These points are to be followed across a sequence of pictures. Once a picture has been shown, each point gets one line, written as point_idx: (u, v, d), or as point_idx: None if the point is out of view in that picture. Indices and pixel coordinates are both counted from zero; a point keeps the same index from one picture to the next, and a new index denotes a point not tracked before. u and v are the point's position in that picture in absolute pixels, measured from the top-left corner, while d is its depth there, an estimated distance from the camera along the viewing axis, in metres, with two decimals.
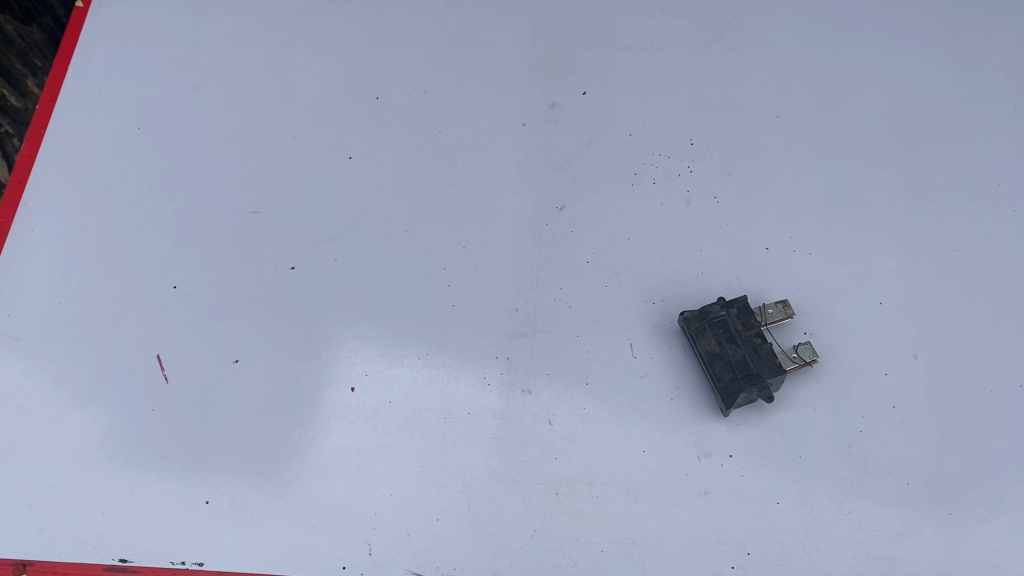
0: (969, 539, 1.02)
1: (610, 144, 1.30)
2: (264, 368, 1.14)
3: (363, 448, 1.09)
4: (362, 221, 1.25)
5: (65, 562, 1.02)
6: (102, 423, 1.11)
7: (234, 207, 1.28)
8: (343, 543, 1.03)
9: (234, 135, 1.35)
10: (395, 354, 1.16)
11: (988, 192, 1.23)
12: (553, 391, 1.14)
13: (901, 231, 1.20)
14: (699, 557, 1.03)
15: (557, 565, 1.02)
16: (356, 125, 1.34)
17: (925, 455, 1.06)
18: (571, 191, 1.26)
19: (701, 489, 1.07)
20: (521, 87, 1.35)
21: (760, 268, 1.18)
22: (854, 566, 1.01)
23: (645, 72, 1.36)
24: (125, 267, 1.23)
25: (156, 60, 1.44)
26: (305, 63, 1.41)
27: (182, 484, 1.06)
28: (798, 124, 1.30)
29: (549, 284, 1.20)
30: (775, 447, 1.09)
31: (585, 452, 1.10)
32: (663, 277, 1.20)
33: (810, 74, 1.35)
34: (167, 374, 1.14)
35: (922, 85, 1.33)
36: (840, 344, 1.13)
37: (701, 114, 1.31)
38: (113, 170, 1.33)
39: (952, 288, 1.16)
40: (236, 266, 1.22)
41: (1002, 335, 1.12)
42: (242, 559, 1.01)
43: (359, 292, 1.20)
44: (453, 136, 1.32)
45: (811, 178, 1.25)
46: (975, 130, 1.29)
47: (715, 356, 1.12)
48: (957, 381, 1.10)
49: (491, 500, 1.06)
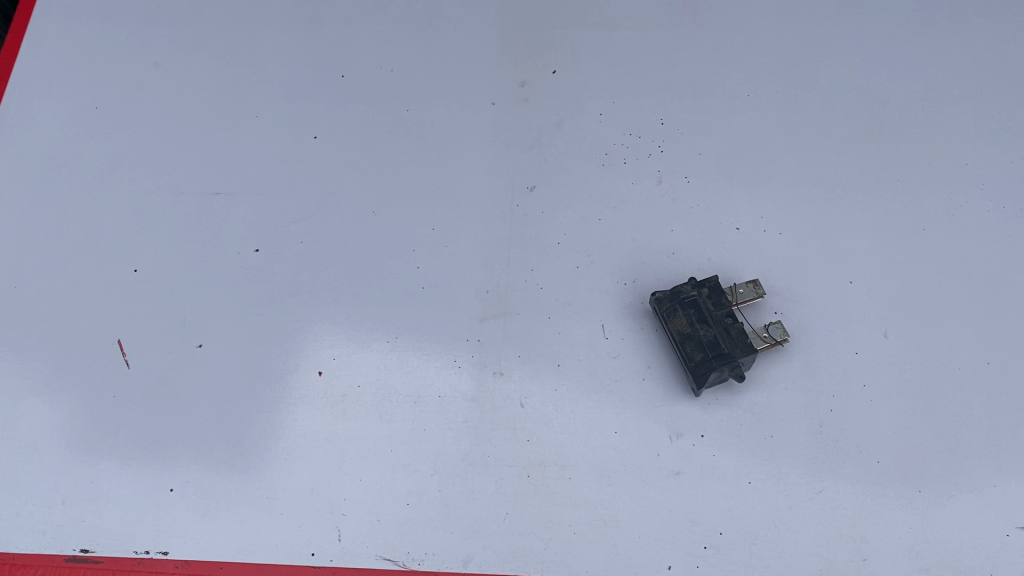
0: (939, 517, 1.02)
1: (581, 123, 1.35)
2: (227, 353, 1.16)
3: (331, 433, 1.10)
4: (330, 202, 1.28)
5: (22, 553, 1.03)
6: (60, 410, 1.12)
7: (197, 189, 1.31)
8: (311, 529, 1.03)
9: (198, 115, 1.38)
10: (363, 338, 1.17)
11: (946, 169, 1.29)
12: (524, 373, 1.13)
13: (867, 209, 1.26)
14: (672, 538, 1.01)
15: (529, 549, 1.01)
16: (324, 103, 1.38)
17: (896, 433, 1.08)
18: (541, 172, 1.30)
19: (674, 469, 1.06)
20: (499, 73, 1.40)
21: (731, 247, 1.22)
22: (825, 546, 1.01)
23: (619, 58, 1.42)
24: (84, 251, 1.25)
25: (115, 39, 1.46)
26: (271, 42, 1.45)
27: (145, 472, 1.08)
28: (766, 102, 1.37)
29: (521, 265, 1.21)
30: (746, 427, 1.08)
31: (557, 434, 1.09)
32: (634, 258, 1.22)
33: (777, 58, 1.41)
34: (128, 359, 1.16)
35: (887, 67, 1.40)
36: (810, 323, 1.16)
37: (671, 93, 1.38)
38: (70, 150, 1.35)
39: (920, 267, 1.20)
40: (201, 251, 1.25)
41: (967, 313, 1.16)
42: (208, 548, 1.03)
43: (333, 278, 1.22)
44: (424, 114, 1.37)
45: (780, 159, 1.31)
46: (937, 109, 1.35)
47: (687, 335, 1.10)
48: (924, 360, 1.13)
49: (462, 484, 1.05)
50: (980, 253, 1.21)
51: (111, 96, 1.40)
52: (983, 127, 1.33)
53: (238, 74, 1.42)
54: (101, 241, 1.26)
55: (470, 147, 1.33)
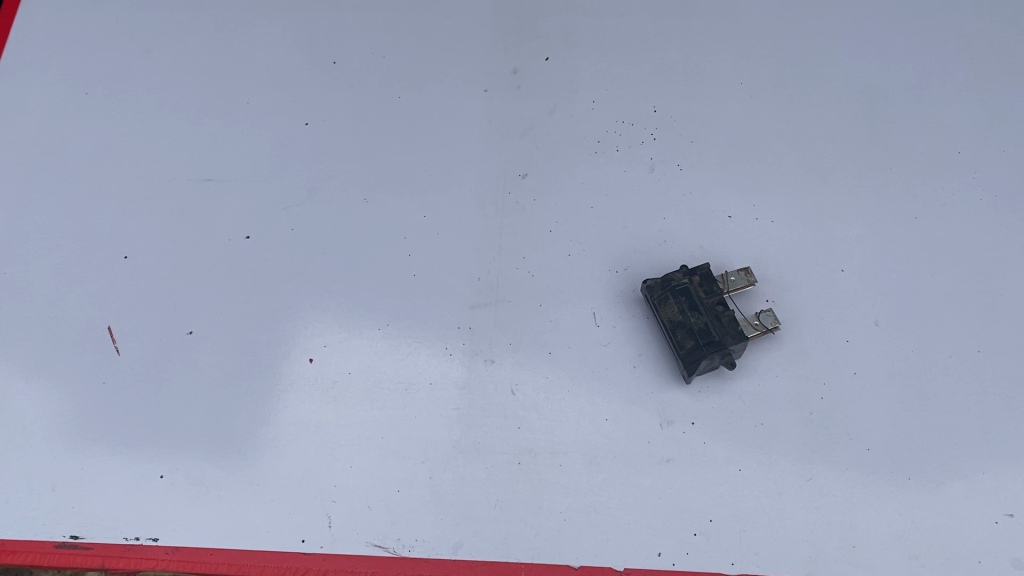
0: (928, 504, 1.03)
1: (573, 111, 1.35)
2: (217, 340, 1.16)
3: (321, 421, 1.10)
4: (321, 189, 1.28)
5: (12, 539, 1.03)
6: (49, 396, 1.12)
7: (188, 176, 1.30)
8: (302, 516, 1.03)
9: (188, 102, 1.37)
10: (354, 326, 1.17)
11: (939, 158, 1.29)
12: (515, 360, 1.13)
13: (860, 197, 1.25)
14: (662, 525, 1.02)
15: (519, 535, 1.01)
16: (316, 90, 1.38)
17: (886, 421, 1.08)
18: (534, 159, 1.30)
19: (664, 456, 1.06)
20: (492, 60, 1.40)
21: (722, 235, 1.22)
22: (815, 533, 1.01)
23: (611, 45, 1.41)
24: (73, 237, 1.25)
25: (105, 24, 1.46)
26: (262, 28, 1.45)
27: (135, 459, 1.08)
28: (759, 90, 1.36)
29: (513, 253, 1.21)
30: (737, 415, 1.08)
31: (547, 421, 1.09)
32: (626, 246, 1.22)
33: (770, 46, 1.41)
34: (118, 346, 1.16)
35: (881, 55, 1.40)
36: (802, 311, 1.16)
37: (664, 80, 1.37)
38: (59, 136, 1.34)
39: (911, 255, 1.20)
40: (192, 238, 1.24)
41: (958, 301, 1.17)
42: (199, 534, 1.03)
43: (324, 265, 1.21)
44: (416, 101, 1.36)
45: (773, 147, 1.30)
46: (931, 97, 1.35)
47: (678, 323, 1.10)
48: (916, 348, 1.13)
49: (453, 471, 1.05)
50: (972, 242, 1.22)
51: (101, 82, 1.39)
52: (976, 116, 1.33)
53: (229, 61, 1.41)
54: (91, 227, 1.26)
55: (463, 135, 1.32)
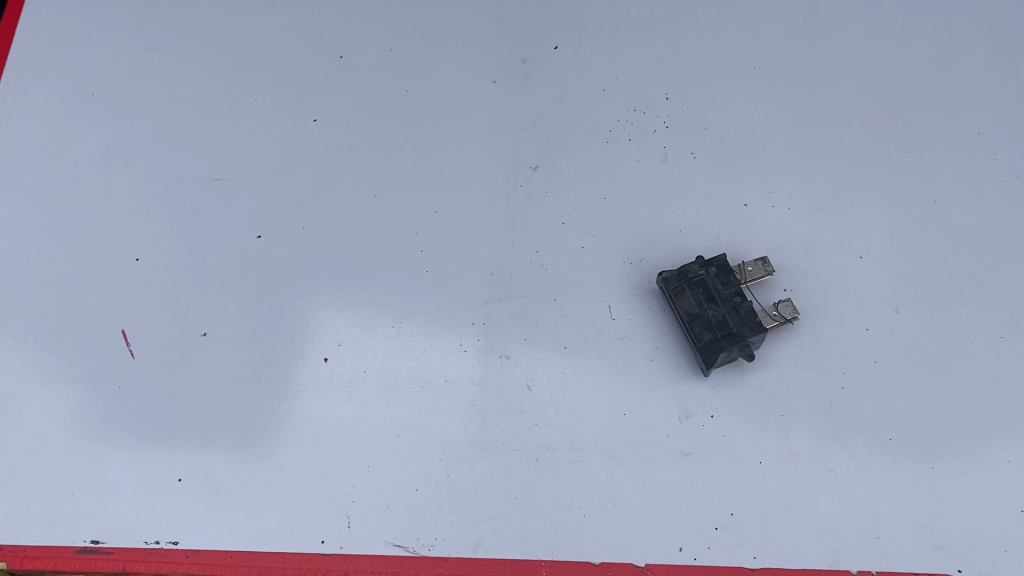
0: (951, 493, 1.01)
1: (584, 100, 1.33)
2: (231, 341, 1.15)
3: (338, 420, 1.09)
4: (331, 186, 1.27)
5: (33, 545, 1.03)
6: (65, 401, 1.12)
7: (197, 175, 1.29)
8: (321, 517, 1.03)
9: (194, 100, 1.36)
10: (368, 324, 1.16)
11: (958, 139, 1.27)
12: (531, 356, 1.12)
13: (877, 182, 1.23)
14: (683, 520, 1.01)
15: (539, 532, 1.01)
16: (322, 84, 1.36)
17: (908, 410, 1.06)
18: (545, 150, 1.28)
19: (683, 450, 1.05)
20: (500, 49, 1.38)
21: (738, 223, 1.20)
22: (838, 525, 1.00)
23: (621, 31, 1.39)
24: (85, 240, 1.24)
25: (109, 23, 1.44)
26: (267, 23, 1.43)
27: (153, 461, 1.08)
28: (773, 74, 1.34)
29: (526, 247, 1.20)
30: (757, 407, 1.07)
31: (565, 416, 1.08)
32: (640, 237, 1.20)
33: (782, 29, 1.39)
34: (133, 349, 1.15)
35: (897, 34, 1.38)
36: (820, 300, 1.14)
37: (675, 66, 1.35)
38: (67, 138, 1.33)
39: (931, 240, 1.18)
40: (203, 238, 1.24)
41: (980, 287, 1.15)
42: (219, 537, 1.03)
43: (336, 262, 1.21)
44: (425, 94, 1.35)
45: (787, 132, 1.28)
46: (949, 77, 1.33)
47: (695, 316, 1.09)
48: (937, 335, 1.11)
49: (471, 468, 1.04)
50: (993, 224, 1.20)
51: (106, 83, 1.39)
52: (995, 96, 1.31)
53: (234, 57, 1.40)
54: (102, 230, 1.25)
55: (472, 127, 1.31)
